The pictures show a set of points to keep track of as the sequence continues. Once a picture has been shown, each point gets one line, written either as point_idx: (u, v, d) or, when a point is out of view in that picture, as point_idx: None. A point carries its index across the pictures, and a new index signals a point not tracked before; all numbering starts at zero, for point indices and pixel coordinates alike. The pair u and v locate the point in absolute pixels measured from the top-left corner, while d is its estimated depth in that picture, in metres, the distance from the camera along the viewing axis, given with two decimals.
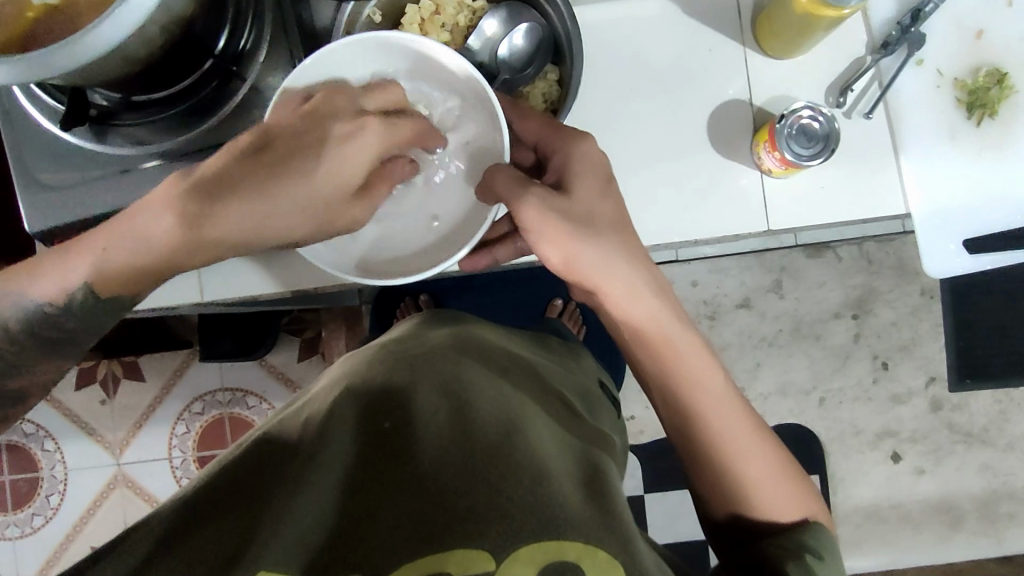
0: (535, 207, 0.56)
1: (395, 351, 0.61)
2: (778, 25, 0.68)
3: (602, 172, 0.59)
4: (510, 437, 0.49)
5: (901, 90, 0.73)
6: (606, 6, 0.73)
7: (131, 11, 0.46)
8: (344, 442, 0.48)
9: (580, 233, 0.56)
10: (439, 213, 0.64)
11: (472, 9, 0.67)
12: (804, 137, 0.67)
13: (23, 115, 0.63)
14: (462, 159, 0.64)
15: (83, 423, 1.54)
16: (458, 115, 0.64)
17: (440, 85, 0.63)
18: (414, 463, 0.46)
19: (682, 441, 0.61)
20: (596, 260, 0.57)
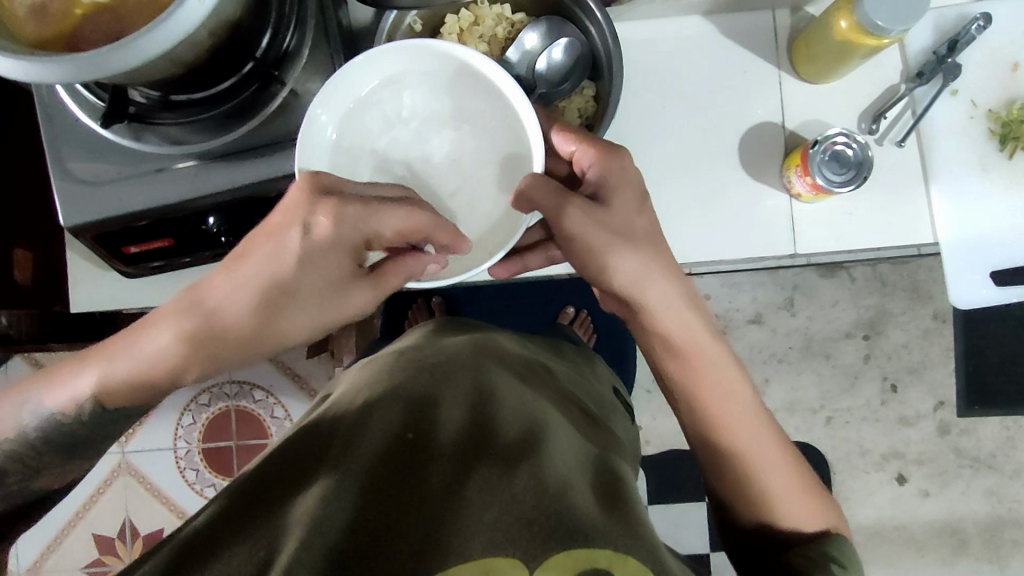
0: (575, 216, 0.57)
1: (417, 357, 0.62)
2: (815, 50, 0.68)
3: (638, 187, 0.60)
4: (534, 449, 0.50)
5: (933, 119, 0.73)
6: (643, 22, 0.73)
7: (182, 16, 0.46)
8: (368, 445, 0.49)
9: (618, 245, 0.58)
10: (471, 221, 0.64)
11: (510, 21, 0.67)
12: (837, 163, 0.67)
13: (62, 111, 0.63)
14: (497, 166, 0.64)
15: None
16: (496, 125, 0.64)
17: (478, 92, 0.63)
18: (442, 473, 0.48)
19: (706, 451, 0.62)
20: (633, 271, 0.58)
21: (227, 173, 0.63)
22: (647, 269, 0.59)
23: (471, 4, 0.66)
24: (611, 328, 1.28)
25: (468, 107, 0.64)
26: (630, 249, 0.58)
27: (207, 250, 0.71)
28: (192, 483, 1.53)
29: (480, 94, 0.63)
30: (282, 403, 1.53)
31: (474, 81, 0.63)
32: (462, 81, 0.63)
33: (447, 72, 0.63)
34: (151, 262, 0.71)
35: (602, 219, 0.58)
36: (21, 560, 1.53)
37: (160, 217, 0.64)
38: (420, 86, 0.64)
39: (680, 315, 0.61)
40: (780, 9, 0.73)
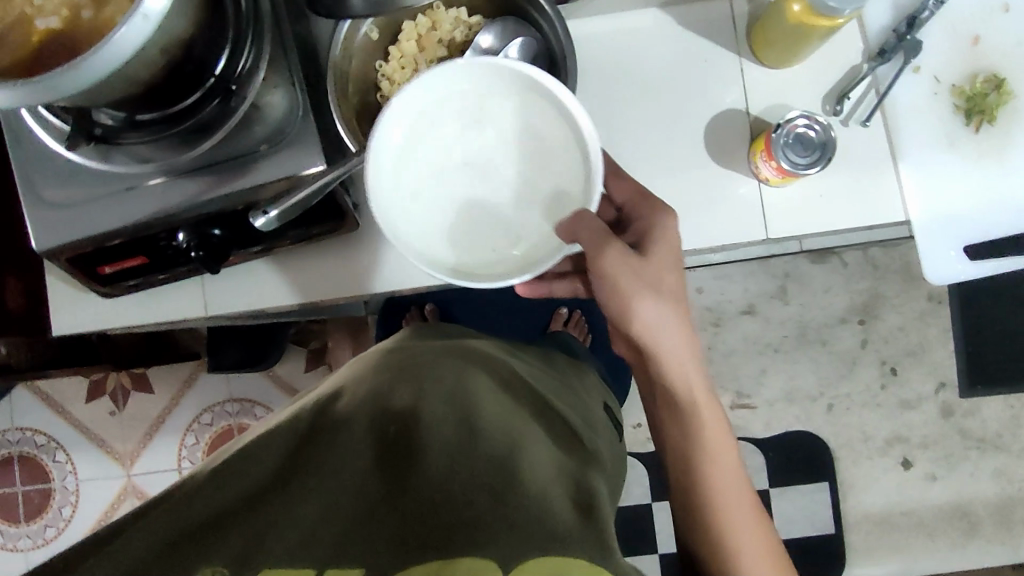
0: (611, 256, 0.57)
1: (397, 358, 0.61)
2: (772, 35, 0.68)
3: (676, 250, 0.63)
4: (516, 458, 0.50)
5: (897, 97, 0.73)
6: (602, 18, 0.74)
7: (125, 36, 0.47)
8: (350, 447, 0.49)
9: (642, 293, 0.59)
10: (518, 236, 0.59)
11: (468, 24, 0.68)
12: (800, 146, 0.67)
13: (31, 137, 0.64)
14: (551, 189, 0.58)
15: (93, 435, 1.58)
16: (558, 143, 0.58)
17: (546, 110, 0.57)
18: (427, 476, 0.47)
19: (684, 502, 0.64)
20: (658, 323, 0.60)
21: (195, 189, 0.63)
22: (667, 321, 0.60)
23: (428, 10, 0.67)
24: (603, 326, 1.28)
25: (532, 124, 0.58)
26: (654, 296, 0.60)
27: (182, 266, 0.71)
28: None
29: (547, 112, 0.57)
30: None
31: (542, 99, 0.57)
32: (530, 97, 0.57)
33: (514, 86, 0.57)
34: (128, 280, 0.72)
35: (635, 271, 0.59)
36: None
37: (131, 236, 0.65)
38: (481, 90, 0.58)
39: (691, 367, 0.62)
40: None
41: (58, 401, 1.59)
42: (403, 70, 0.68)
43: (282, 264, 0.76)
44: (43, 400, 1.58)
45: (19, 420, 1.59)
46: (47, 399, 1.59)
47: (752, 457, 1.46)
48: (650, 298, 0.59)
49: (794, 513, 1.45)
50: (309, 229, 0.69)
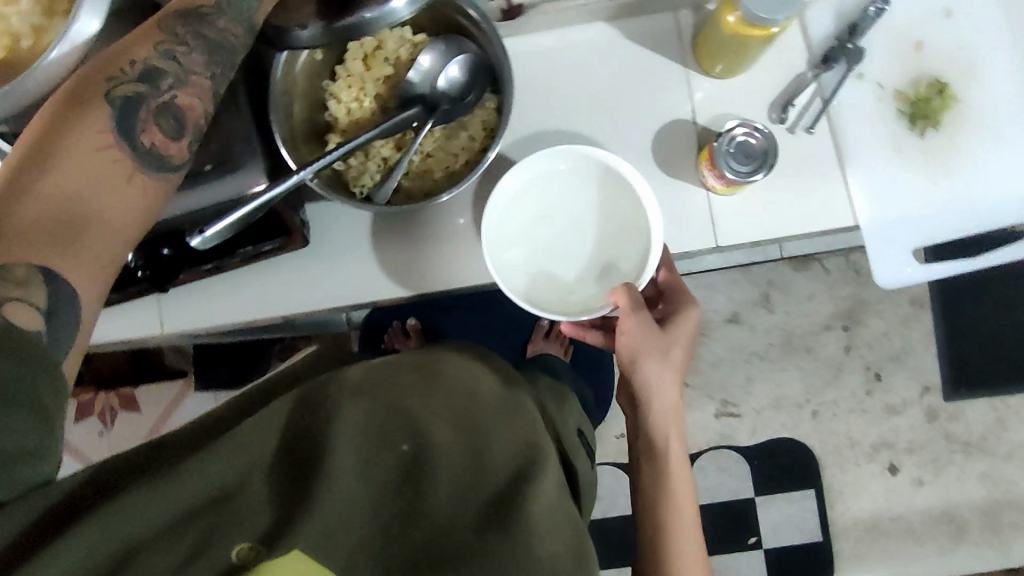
0: (635, 319, 0.69)
1: (407, 363, 0.58)
2: (715, 46, 0.69)
3: (693, 340, 0.73)
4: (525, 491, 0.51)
5: (842, 104, 0.74)
6: (552, 33, 0.75)
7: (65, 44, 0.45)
8: (366, 464, 0.48)
9: (652, 354, 0.69)
10: (576, 286, 0.73)
11: (413, 42, 0.69)
12: (743, 155, 0.68)
13: None
14: (613, 250, 0.72)
15: (81, 455, 1.58)
16: (631, 221, 0.72)
17: (624, 194, 0.71)
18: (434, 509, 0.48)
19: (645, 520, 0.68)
20: (656, 383, 0.70)
21: None
22: (661, 379, 0.70)
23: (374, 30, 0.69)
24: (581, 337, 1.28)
25: (612, 203, 0.72)
26: (659, 356, 0.70)
27: (132, 287, 0.70)
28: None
29: (625, 195, 0.71)
30: None
31: (620, 184, 0.71)
32: (611, 182, 0.71)
33: (601, 175, 0.71)
34: None
35: (651, 340, 0.70)
36: None
37: None
38: (564, 176, 0.72)
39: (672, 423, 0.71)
40: (683, 9, 0.75)
41: None
42: (348, 89, 0.69)
43: (240, 281, 0.76)
44: None
45: None
46: None
47: (738, 465, 1.45)
48: (655, 359, 0.70)
49: (781, 520, 1.44)
50: (258, 246, 0.70)
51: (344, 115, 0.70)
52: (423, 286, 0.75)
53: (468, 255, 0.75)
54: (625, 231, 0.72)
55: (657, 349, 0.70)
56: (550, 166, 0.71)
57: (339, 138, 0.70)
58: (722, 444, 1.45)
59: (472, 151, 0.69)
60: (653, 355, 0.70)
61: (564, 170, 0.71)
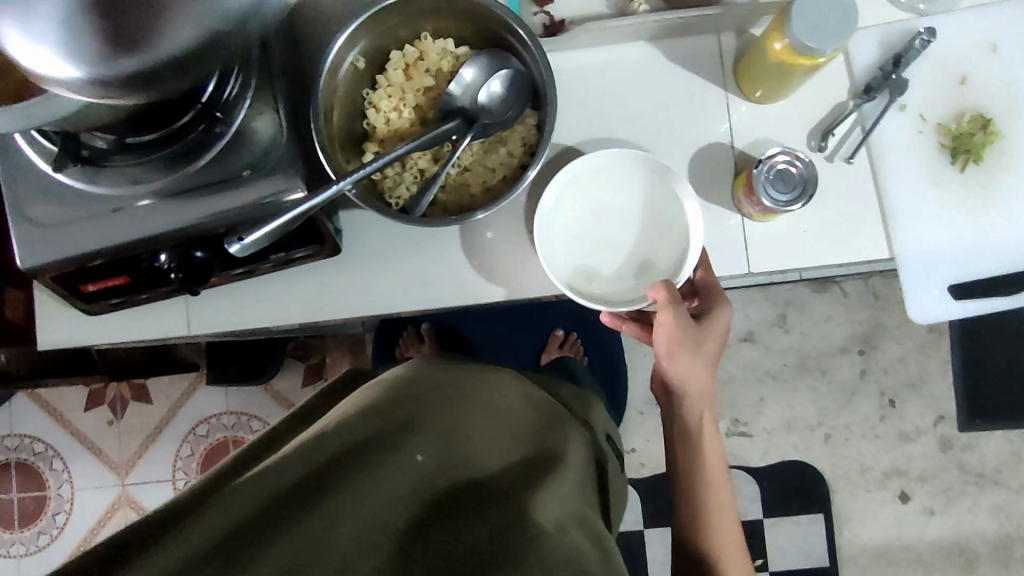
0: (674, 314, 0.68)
1: (409, 387, 0.57)
2: (757, 71, 0.69)
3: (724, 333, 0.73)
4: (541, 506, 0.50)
5: (882, 135, 0.73)
6: (592, 51, 0.75)
7: None
8: (389, 484, 0.46)
9: (689, 349, 0.70)
10: (609, 282, 0.72)
11: (455, 55, 0.69)
12: (781, 182, 0.67)
13: (21, 156, 0.65)
14: (650, 255, 0.72)
15: (91, 444, 1.59)
16: (676, 225, 0.71)
17: (671, 200, 0.71)
18: (465, 526, 0.46)
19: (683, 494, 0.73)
20: (693, 376, 0.72)
21: (183, 208, 0.64)
22: (697, 373, 0.72)
23: (416, 41, 0.69)
24: (597, 350, 1.27)
25: (658, 208, 0.71)
26: (695, 352, 0.71)
27: (164, 286, 0.72)
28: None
29: (673, 202, 0.71)
30: None
31: (669, 194, 0.71)
32: (660, 189, 0.71)
33: (650, 181, 0.71)
34: (112, 299, 0.72)
35: (687, 335, 0.69)
36: None
37: (114, 256, 0.65)
38: (609, 178, 0.71)
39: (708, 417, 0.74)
40: (725, 32, 0.74)
41: (57, 408, 1.60)
42: (388, 99, 0.69)
43: (269, 285, 0.76)
44: (42, 407, 1.59)
45: (19, 426, 1.61)
46: (46, 406, 1.60)
47: (747, 485, 1.44)
48: (692, 356, 0.71)
49: (789, 544, 1.43)
50: (290, 252, 0.71)
51: (383, 124, 0.69)
52: (452, 299, 0.75)
53: (498, 269, 0.75)
54: (665, 237, 0.71)
55: (692, 344, 0.70)
56: (599, 164, 0.71)
57: (377, 147, 0.69)
58: (732, 464, 1.44)
59: (510, 166, 0.68)
60: (690, 351, 0.70)
61: (615, 171, 0.71)
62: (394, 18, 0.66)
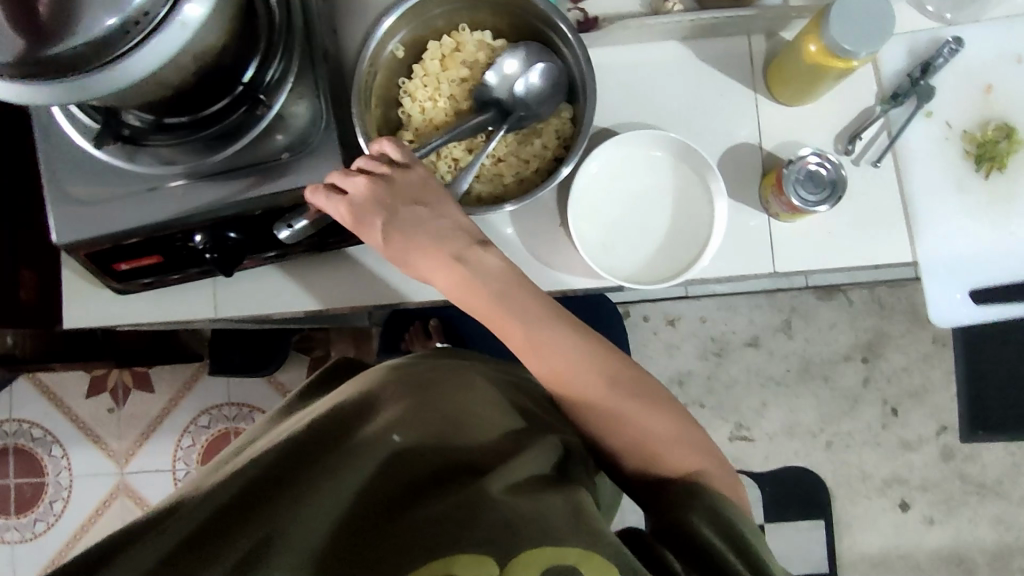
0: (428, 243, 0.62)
1: (408, 369, 0.60)
2: (788, 72, 0.70)
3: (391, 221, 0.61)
4: (506, 476, 0.49)
5: (908, 141, 0.74)
6: (624, 48, 0.76)
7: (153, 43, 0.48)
8: (359, 470, 0.49)
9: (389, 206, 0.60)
10: (635, 260, 0.72)
11: (492, 47, 0.69)
12: (811, 182, 0.68)
13: (59, 134, 0.65)
14: (676, 238, 0.72)
15: (91, 431, 1.58)
16: (706, 207, 0.72)
17: (700, 184, 0.72)
18: (427, 507, 0.47)
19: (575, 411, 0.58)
20: (450, 273, 0.59)
21: (220, 189, 0.64)
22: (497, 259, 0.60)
23: (454, 32, 0.69)
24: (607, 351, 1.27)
25: (687, 191, 0.72)
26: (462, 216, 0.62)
27: (194, 268, 0.72)
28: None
29: (701, 187, 0.72)
30: None
31: (700, 183, 0.72)
32: (691, 170, 0.71)
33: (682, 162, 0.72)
34: (142, 278, 0.72)
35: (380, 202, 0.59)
36: None
37: (149, 235, 0.65)
38: (637, 162, 0.72)
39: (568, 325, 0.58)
40: (756, 34, 0.76)
41: (57, 394, 1.59)
42: (425, 88, 0.69)
43: (295, 272, 0.76)
44: (43, 393, 1.58)
45: (17, 411, 1.60)
46: (47, 392, 1.59)
47: (748, 490, 1.45)
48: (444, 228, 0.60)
49: (789, 549, 1.43)
50: (324, 238, 0.71)
51: (418, 113, 0.70)
52: None
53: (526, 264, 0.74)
54: (694, 223, 0.72)
55: (402, 199, 0.60)
56: (633, 146, 0.72)
57: (411, 135, 0.70)
58: (734, 468, 1.45)
59: (544, 159, 0.69)
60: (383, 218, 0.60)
61: (647, 154, 0.72)
62: (435, 7, 0.67)
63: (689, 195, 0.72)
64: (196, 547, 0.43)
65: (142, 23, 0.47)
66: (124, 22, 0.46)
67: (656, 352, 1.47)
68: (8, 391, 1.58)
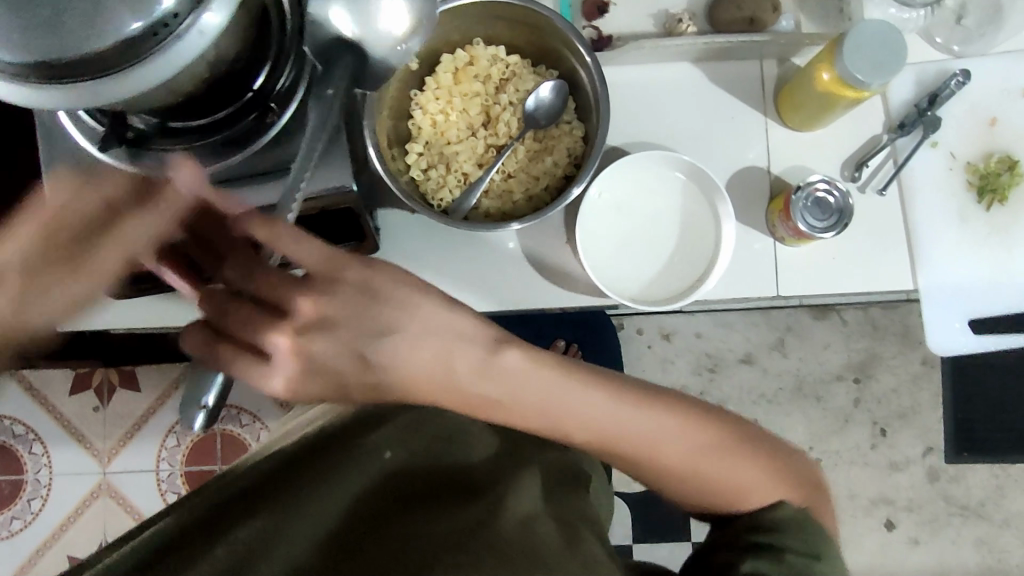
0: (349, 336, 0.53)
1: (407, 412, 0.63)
2: (799, 98, 0.70)
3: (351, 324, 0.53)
4: (493, 509, 0.52)
5: (913, 171, 0.75)
6: (637, 66, 0.75)
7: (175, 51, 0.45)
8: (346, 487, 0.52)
9: (318, 345, 0.50)
10: (641, 279, 0.72)
11: (505, 63, 0.70)
12: (818, 210, 0.68)
13: (63, 136, 0.63)
14: (684, 258, 0.72)
15: (74, 430, 1.55)
16: (713, 229, 0.71)
17: (707, 206, 0.71)
18: (414, 528, 0.49)
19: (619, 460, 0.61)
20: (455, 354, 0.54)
21: (228, 195, 0.65)
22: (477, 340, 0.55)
23: (468, 46, 0.69)
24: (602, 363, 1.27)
25: (694, 212, 0.72)
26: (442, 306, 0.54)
27: None
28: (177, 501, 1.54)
29: (709, 209, 0.71)
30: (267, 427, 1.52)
31: (708, 205, 0.71)
32: (699, 192, 0.71)
33: (692, 184, 0.72)
34: (143, 286, 0.70)
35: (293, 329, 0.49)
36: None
37: None
38: (648, 183, 0.72)
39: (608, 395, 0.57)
40: (768, 59, 0.76)
41: (41, 391, 1.56)
42: (437, 101, 0.69)
43: None
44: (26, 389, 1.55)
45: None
46: (30, 388, 1.56)
47: None
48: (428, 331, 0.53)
49: None
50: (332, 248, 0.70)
51: (429, 125, 0.69)
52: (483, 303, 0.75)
53: (534, 279, 0.74)
54: (702, 244, 0.72)
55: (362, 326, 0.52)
56: (641, 166, 0.72)
57: (421, 147, 0.69)
58: None
59: (553, 177, 0.68)
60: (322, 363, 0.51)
61: (653, 176, 0.72)
62: (451, 21, 0.66)
63: (695, 216, 0.72)
64: (181, 549, 0.45)
65: (169, 26, 0.44)
66: (151, 26, 0.43)
67: (650, 366, 1.47)
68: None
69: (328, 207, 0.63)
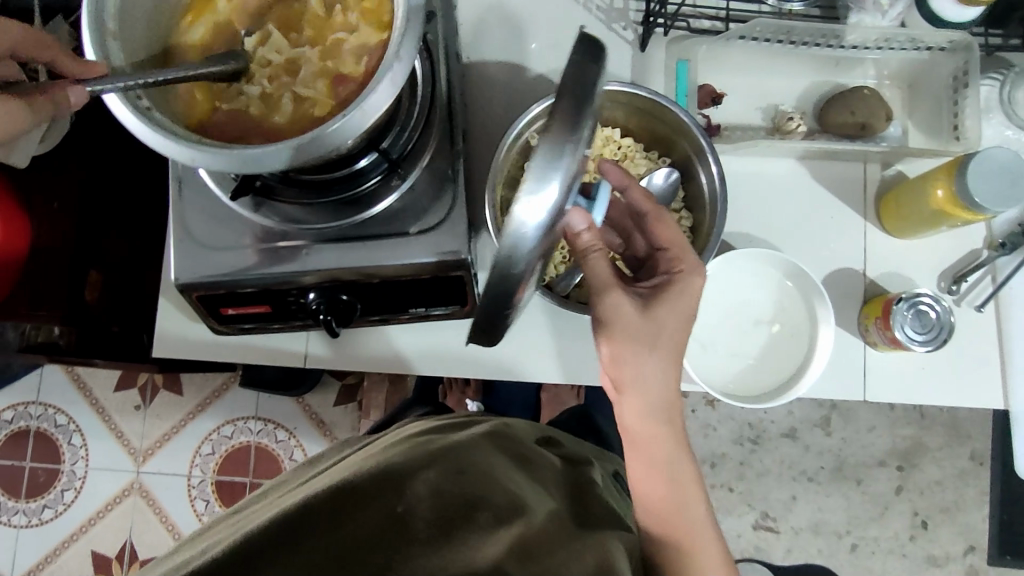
0: None
1: (416, 424, 0.72)
2: (906, 208, 0.71)
3: None
4: (502, 490, 0.56)
5: (1015, 291, 0.74)
6: (744, 158, 0.77)
7: (364, 111, 0.49)
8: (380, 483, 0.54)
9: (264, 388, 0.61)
10: (723, 364, 0.74)
11: (617, 144, 0.73)
12: (919, 323, 0.69)
13: (196, 180, 0.67)
14: (771, 355, 0.73)
15: (112, 424, 1.38)
16: (799, 330, 0.73)
17: (799, 310, 0.73)
18: (430, 499, 0.53)
19: (652, 416, 0.57)
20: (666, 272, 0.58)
21: (342, 255, 0.65)
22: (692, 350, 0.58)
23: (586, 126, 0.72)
24: None
25: (782, 314, 0.74)
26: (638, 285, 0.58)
27: (298, 320, 0.73)
28: (200, 515, 1.36)
29: (800, 312, 0.73)
30: (304, 447, 1.37)
31: (806, 315, 0.73)
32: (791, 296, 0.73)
33: (785, 288, 0.74)
34: (244, 322, 0.73)
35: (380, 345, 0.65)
36: (16, 569, 1.35)
37: (267, 287, 0.66)
38: (748, 279, 0.74)
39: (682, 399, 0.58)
40: (871, 163, 0.77)
41: (85, 380, 1.40)
42: None
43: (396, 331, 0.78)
44: (69, 374, 1.39)
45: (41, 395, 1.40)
46: (73, 374, 1.39)
47: None
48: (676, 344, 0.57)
49: None
50: (428, 308, 0.74)
51: None
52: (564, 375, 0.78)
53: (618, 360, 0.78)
54: (791, 343, 0.73)
55: None
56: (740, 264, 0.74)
57: None
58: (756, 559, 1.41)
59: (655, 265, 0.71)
60: None
61: (747, 272, 0.74)
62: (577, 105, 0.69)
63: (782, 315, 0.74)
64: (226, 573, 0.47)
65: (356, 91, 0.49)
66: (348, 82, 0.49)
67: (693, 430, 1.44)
68: (36, 370, 1.39)
69: (438, 272, 0.66)
